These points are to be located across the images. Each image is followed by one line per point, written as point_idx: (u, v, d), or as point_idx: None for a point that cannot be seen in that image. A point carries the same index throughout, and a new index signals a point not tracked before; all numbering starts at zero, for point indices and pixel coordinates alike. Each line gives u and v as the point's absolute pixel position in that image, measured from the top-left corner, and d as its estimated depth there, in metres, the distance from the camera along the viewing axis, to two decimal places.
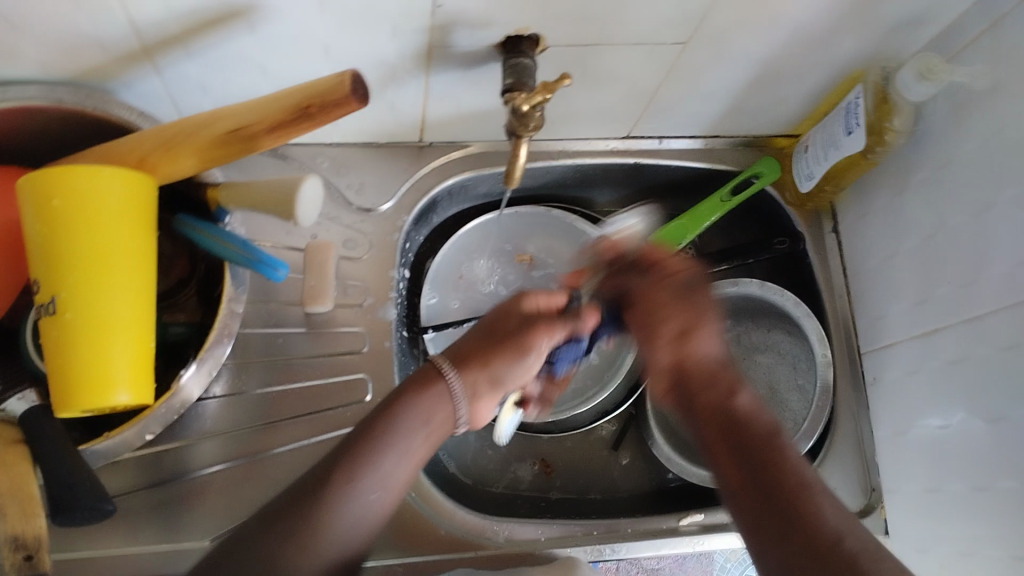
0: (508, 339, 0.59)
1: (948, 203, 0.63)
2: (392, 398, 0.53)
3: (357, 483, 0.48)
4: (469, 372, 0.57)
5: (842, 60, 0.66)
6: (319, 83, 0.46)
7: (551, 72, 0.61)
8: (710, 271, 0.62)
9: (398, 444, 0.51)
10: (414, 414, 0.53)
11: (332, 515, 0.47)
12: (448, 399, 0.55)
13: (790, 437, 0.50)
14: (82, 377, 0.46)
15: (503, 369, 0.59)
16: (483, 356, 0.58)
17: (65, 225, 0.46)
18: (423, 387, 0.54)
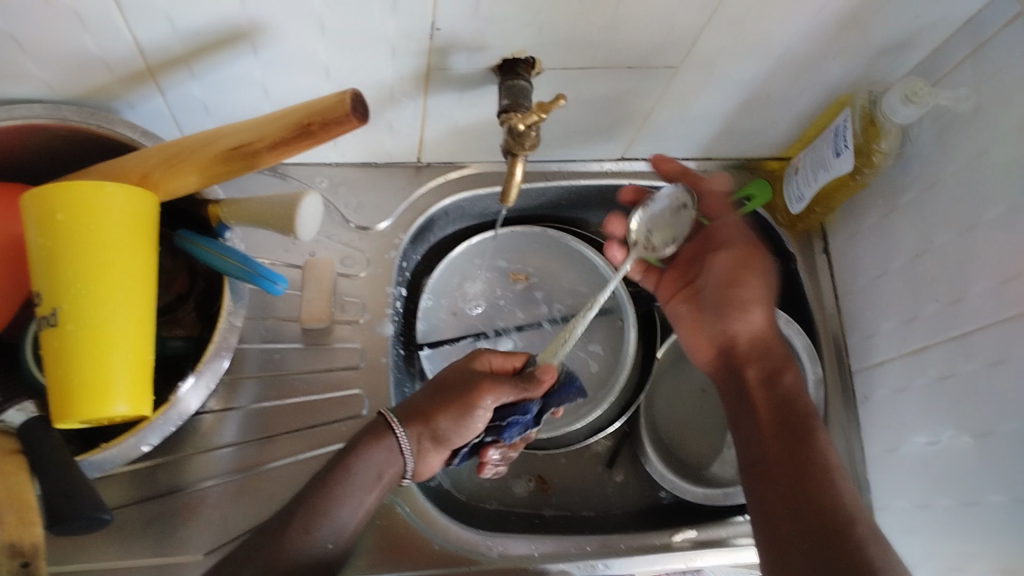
0: (452, 398, 0.59)
1: (934, 223, 0.64)
2: (344, 452, 0.57)
3: (310, 528, 0.52)
4: (414, 426, 0.58)
5: (829, 85, 0.67)
6: (320, 103, 0.47)
7: (547, 94, 0.63)
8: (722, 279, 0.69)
9: (348, 497, 0.55)
10: (364, 470, 0.56)
11: (289, 556, 0.51)
12: (397, 453, 0.58)
13: (798, 454, 0.58)
14: (81, 388, 0.47)
15: (447, 427, 0.59)
16: (429, 412, 0.59)
17: (67, 238, 0.47)
18: (373, 443, 0.57)
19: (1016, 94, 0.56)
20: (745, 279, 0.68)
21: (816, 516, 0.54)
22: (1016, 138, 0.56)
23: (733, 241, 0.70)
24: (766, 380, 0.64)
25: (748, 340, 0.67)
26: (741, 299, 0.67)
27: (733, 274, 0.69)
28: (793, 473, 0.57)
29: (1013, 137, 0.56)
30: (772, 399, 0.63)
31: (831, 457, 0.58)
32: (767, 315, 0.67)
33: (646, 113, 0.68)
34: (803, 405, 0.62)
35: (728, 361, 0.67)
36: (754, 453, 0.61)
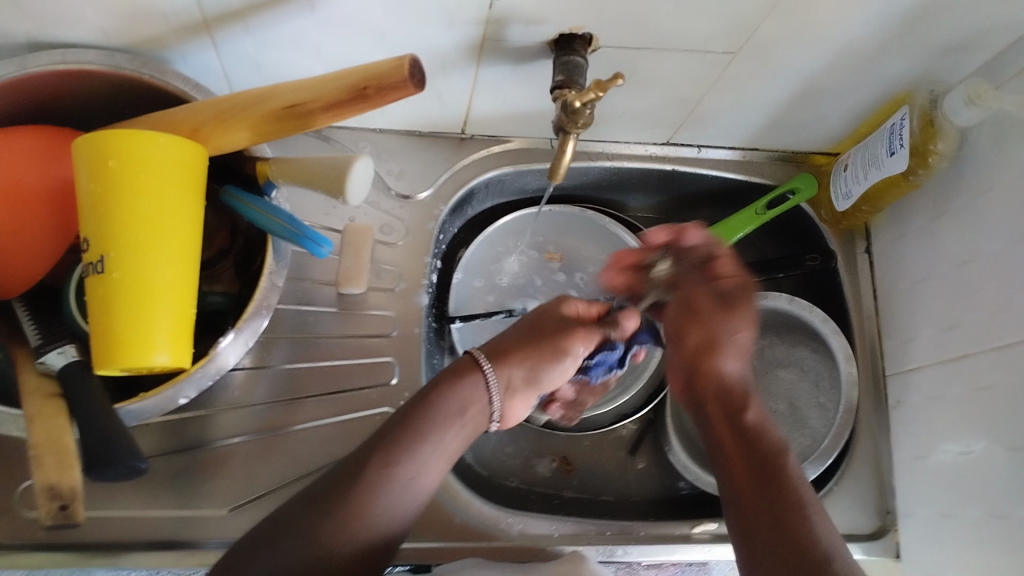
0: (547, 340, 0.61)
1: (985, 231, 0.63)
2: (429, 388, 0.55)
3: (394, 467, 0.50)
4: (506, 367, 0.58)
5: (886, 82, 0.66)
6: (376, 67, 0.46)
7: (600, 74, 0.62)
8: (687, 316, 0.58)
9: (432, 434, 0.52)
10: (449, 404, 0.54)
11: (366, 501, 0.48)
12: (484, 391, 0.57)
13: (768, 490, 0.50)
14: (123, 337, 0.48)
15: (540, 366, 0.60)
16: (519, 351, 0.59)
17: (119, 186, 0.47)
18: (459, 381, 0.56)
19: None
20: (710, 316, 0.57)
21: (785, 547, 0.47)
22: None
23: (690, 276, 0.60)
24: (727, 402, 0.55)
25: (725, 376, 0.57)
26: (695, 336, 0.57)
27: (693, 308, 0.58)
28: (775, 512, 0.49)
29: None
30: (742, 415, 0.54)
31: (811, 495, 0.50)
32: (745, 345, 0.57)
33: (698, 98, 0.67)
34: (772, 441, 0.53)
35: (693, 391, 0.58)
36: (728, 488, 0.52)
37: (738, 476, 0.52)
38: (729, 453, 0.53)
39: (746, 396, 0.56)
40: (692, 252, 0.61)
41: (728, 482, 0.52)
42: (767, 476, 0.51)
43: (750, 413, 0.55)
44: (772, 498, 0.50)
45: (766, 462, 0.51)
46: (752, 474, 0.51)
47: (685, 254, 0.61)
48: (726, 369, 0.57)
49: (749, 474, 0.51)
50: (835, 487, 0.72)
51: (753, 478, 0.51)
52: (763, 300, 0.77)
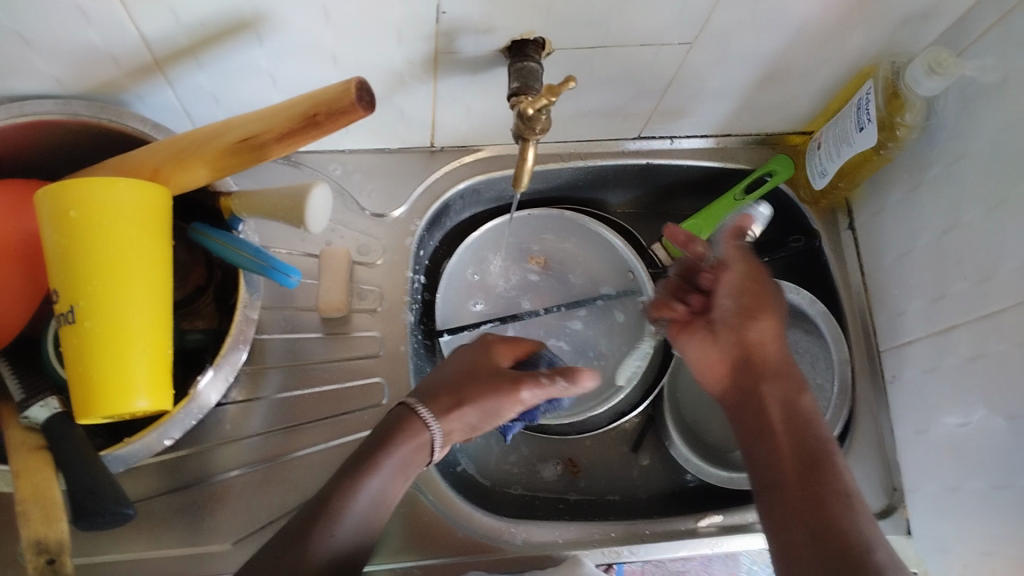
0: (485, 375, 0.59)
1: (963, 197, 0.62)
2: (382, 433, 0.56)
3: (342, 509, 0.51)
4: (449, 414, 0.57)
5: (850, 57, 0.65)
6: (326, 92, 0.46)
7: (559, 75, 0.62)
8: (749, 297, 0.62)
9: (378, 475, 0.53)
10: (396, 457, 0.54)
11: (313, 547, 0.50)
12: (424, 442, 0.56)
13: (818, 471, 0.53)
14: (100, 384, 0.48)
15: (490, 404, 0.58)
16: (450, 406, 0.57)
17: (84, 237, 0.47)
18: (396, 439, 0.55)
19: None
20: (762, 303, 0.61)
21: (831, 523, 0.50)
22: None
23: (738, 254, 0.62)
24: (785, 370, 0.60)
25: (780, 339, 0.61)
26: (759, 329, 0.61)
27: (747, 290, 0.62)
28: (818, 489, 0.52)
29: None
30: (789, 369, 0.60)
31: (854, 486, 0.53)
32: (776, 321, 0.61)
33: (662, 91, 0.66)
34: (820, 429, 0.57)
35: (745, 381, 0.60)
36: (767, 476, 0.55)
37: (785, 462, 0.55)
38: (777, 433, 0.57)
39: (787, 375, 0.59)
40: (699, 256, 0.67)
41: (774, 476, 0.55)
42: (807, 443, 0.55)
43: (793, 369, 0.60)
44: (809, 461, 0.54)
45: (801, 426, 0.56)
46: (806, 444, 0.55)
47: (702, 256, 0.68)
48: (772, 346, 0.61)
49: (798, 463, 0.54)
50: None
51: (800, 448, 0.55)
52: None
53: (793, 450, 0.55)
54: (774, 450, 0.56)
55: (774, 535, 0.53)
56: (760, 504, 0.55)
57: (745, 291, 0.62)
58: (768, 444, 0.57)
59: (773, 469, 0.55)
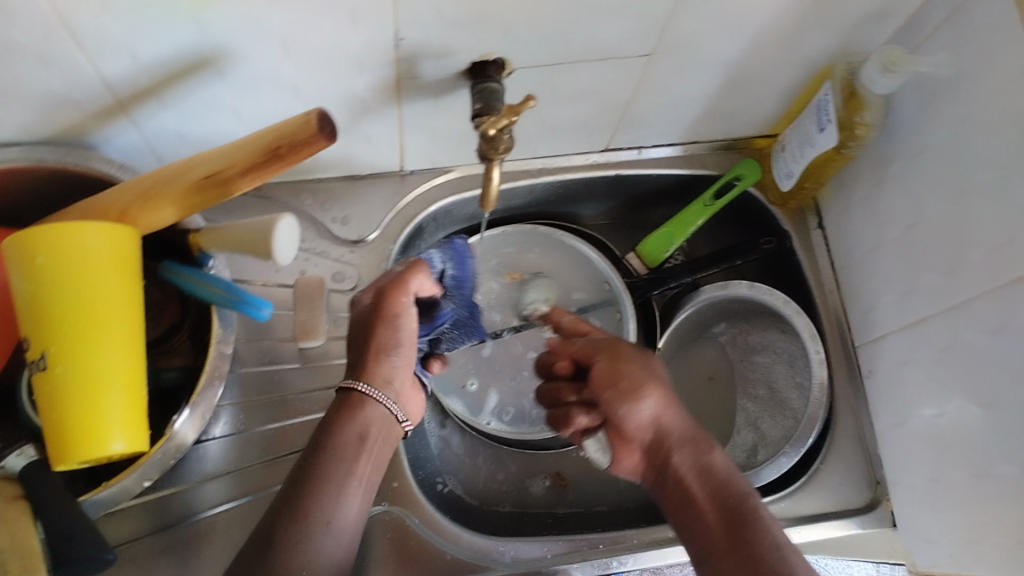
0: (375, 326, 0.56)
1: (926, 191, 0.63)
2: (322, 434, 0.55)
3: (327, 514, 0.51)
4: (376, 368, 0.57)
5: (809, 60, 0.66)
6: (289, 125, 0.46)
7: (522, 93, 0.62)
8: (618, 371, 0.59)
9: (336, 482, 0.53)
10: (346, 445, 0.54)
11: (302, 555, 0.49)
12: (373, 403, 0.56)
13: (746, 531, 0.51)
14: (76, 430, 0.47)
15: (388, 348, 0.57)
16: (373, 357, 0.57)
17: (52, 282, 0.46)
18: (352, 414, 0.56)
19: (1000, 53, 0.54)
20: (638, 371, 0.58)
21: None
22: (1002, 99, 0.55)
23: (596, 343, 0.62)
24: (692, 439, 0.57)
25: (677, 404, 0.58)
26: (648, 399, 0.57)
27: (617, 363, 0.59)
28: (748, 554, 0.50)
29: (999, 98, 0.55)
30: (695, 434, 0.57)
31: (784, 537, 0.50)
32: (657, 392, 0.57)
33: (626, 102, 0.67)
34: (740, 485, 0.55)
35: (657, 458, 0.58)
36: (701, 551, 0.53)
37: (714, 534, 0.52)
38: (699, 504, 0.54)
39: (692, 441, 0.57)
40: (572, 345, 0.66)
41: (707, 550, 0.52)
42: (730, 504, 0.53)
43: (700, 435, 0.57)
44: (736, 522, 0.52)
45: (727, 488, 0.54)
46: (735, 505, 0.53)
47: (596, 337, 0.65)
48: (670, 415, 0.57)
49: (725, 529, 0.52)
50: (822, 467, 0.72)
51: (727, 511, 0.53)
52: (725, 291, 0.77)
53: (726, 511, 0.53)
54: (702, 524, 0.53)
55: None
56: None
57: (616, 368, 0.59)
58: (696, 519, 0.54)
59: (704, 543, 0.53)
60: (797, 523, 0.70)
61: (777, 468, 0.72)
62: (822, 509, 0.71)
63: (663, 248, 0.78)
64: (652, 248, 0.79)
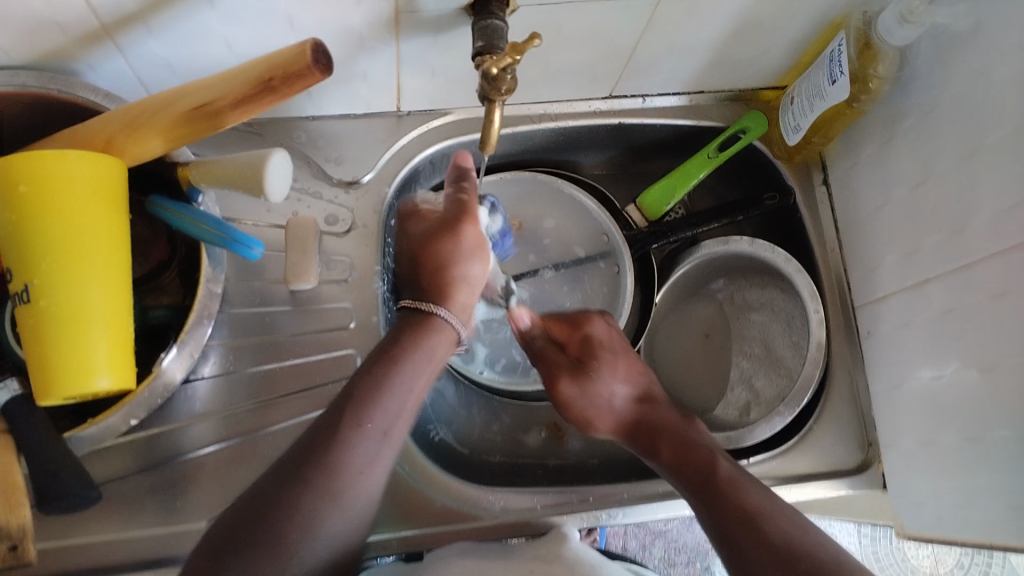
0: (434, 243, 0.59)
1: (936, 149, 0.62)
2: (360, 386, 0.52)
3: (337, 490, 0.48)
4: (437, 288, 0.58)
5: (823, 7, 0.64)
6: (279, 55, 0.44)
7: (525, 32, 0.60)
8: (562, 406, 0.67)
9: (367, 442, 0.50)
10: (381, 414, 0.51)
11: (291, 527, 0.46)
12: (445, 330, 0.57)
13: (688, 466, 0.60)
14: (61, 366, 0.46)
15: (449, 265, 0.58)
16: (431, 277, 0.58)
17: (36, 212, 0.45)
18: (421, 337, 0.56)
19: None
20: (575, 396, 0.67)
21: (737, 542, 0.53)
22: (1021, 54, 0.53)
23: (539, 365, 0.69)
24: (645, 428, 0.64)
25: (623, 401, 0.66)
26: (595, 419, 0.66)
27: (563, 399, 0.67)
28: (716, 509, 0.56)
29: (1017, 54, 0.53)
30: (648, 423, 0.65)
31: (752, 494, 0.56)
32: (600, 407, 0.66)
33: (632, 47, 0.65)
34: (701, 450, 0.60)
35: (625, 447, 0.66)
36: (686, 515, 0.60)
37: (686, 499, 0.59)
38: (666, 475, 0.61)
39: (648, 426, 0.65)
40: (533, 341, 0.70)
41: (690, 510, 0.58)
42: (687, 456, 0.60)
43: (653, 419, 0.65)
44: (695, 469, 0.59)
45: (684, 448, 0.61)
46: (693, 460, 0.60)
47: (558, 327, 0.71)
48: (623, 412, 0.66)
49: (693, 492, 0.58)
50: (814, 426, 0.72)
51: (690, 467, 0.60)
52: (726, 247, 0.77)
53: (690, 465, 0.60)
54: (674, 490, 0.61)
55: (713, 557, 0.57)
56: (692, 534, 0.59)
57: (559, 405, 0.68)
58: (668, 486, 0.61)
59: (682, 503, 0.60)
60: (788, 481, 0.70)
61: (771, 427, 0.72)
62: (815, 470, 0.71)
63: (663, 204, 0.76)
64: (655, 199, 0.76)
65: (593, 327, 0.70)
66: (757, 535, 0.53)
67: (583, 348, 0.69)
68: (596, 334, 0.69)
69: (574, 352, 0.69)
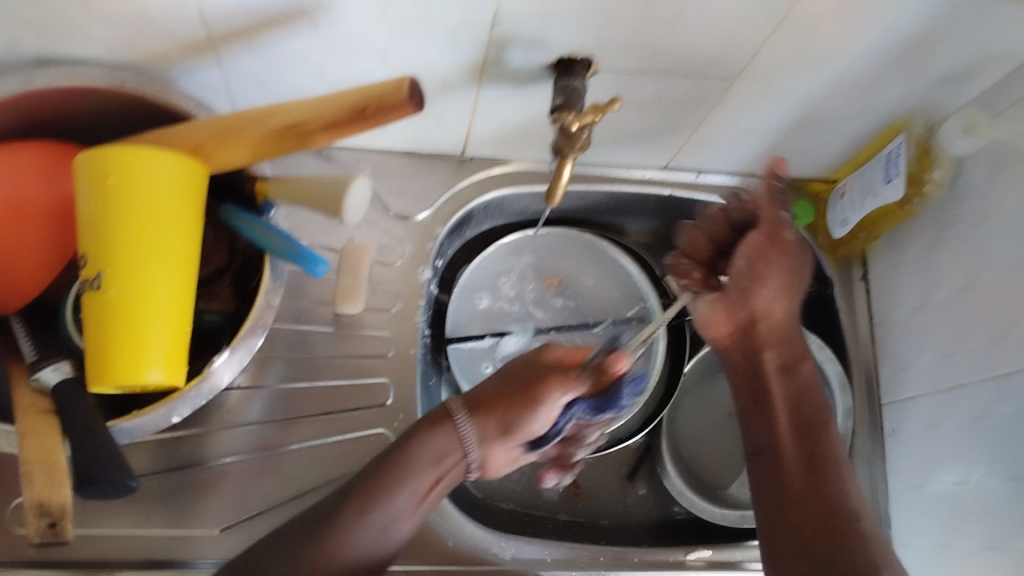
0: (521, 391, 0.58)
1: (984, 258, 0.63)
2: (408, 434, 0.55)
3: (365, 520, 0.51)
4: (479, 418, 0.57)
5: (885, 108, 0.66)
6: (378, 87, 0.47)
7: (602, 96, 0.62)
8: (754, 266, 0.65)
9: (403, 486, 0.53)
10: (424, 455, 0.54)
11: (331, 555, 0.49)
12: (457, 445, 0.56)
13: (814, 488, 0.58)
14: (117, 355, 0.47)
15: (515, 417, 0.58)
16: (482, 409, 0.58)
17: (118, 205, 0.46)
18: (433, 434, 0.56)
19: None
20: (744, 269, 0.66)
21: (818, 493, 0.57)
22: None
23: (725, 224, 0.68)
24: (760, 406, 0.64)
25: (770, 323, 0.66)
26: (767, 291, 0.66)
27: (757, 250, 0.65)
28: (813, 472, 0.59)
29: None
30: (791, 415, 0.63)
31: (858, 491, 0.59)
32: (781, 284, 0.66)
33: (697, 124, 0.67)
34: (813, 401, 0.64)
35: (750, 343, 0.66)
36: (753, 441, 0.63)
37: (781, 438, 0.62)
38: (777, 412, 0.63)
39: (785, 345, 0.66)
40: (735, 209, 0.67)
41: (769, 441, 0.62)
42: (835, 533, 0.55)
43: (778, 408, 0.63)
44: (831, 540, 0.54)
45: (816, 460, 0.60)
46: (792, 477, 0.59)
47: (733, 232, 0.67)
48: (775, 394, 0.64)
49: (796, 452, 0.60)
50: None
51: (801, 459, 0.60)
52: None
53: (793, 500, 0.58)
54: (767, 417, 0.63)
55: (761, 509, 0.59)
56: (749, 464, 0.62)
57: (765, 250, 0.65)
58: (768, 418, 0.63)
59: (759, 436, 0.63)
60: None
61: None
62: None
63: None
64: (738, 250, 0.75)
65: (773, 234, 0.65)
66: (834, 510, 0.56)
67: (749, 255, 0.65)
68: (767, 245, 0.65)
69: (740, 272, 0.66)
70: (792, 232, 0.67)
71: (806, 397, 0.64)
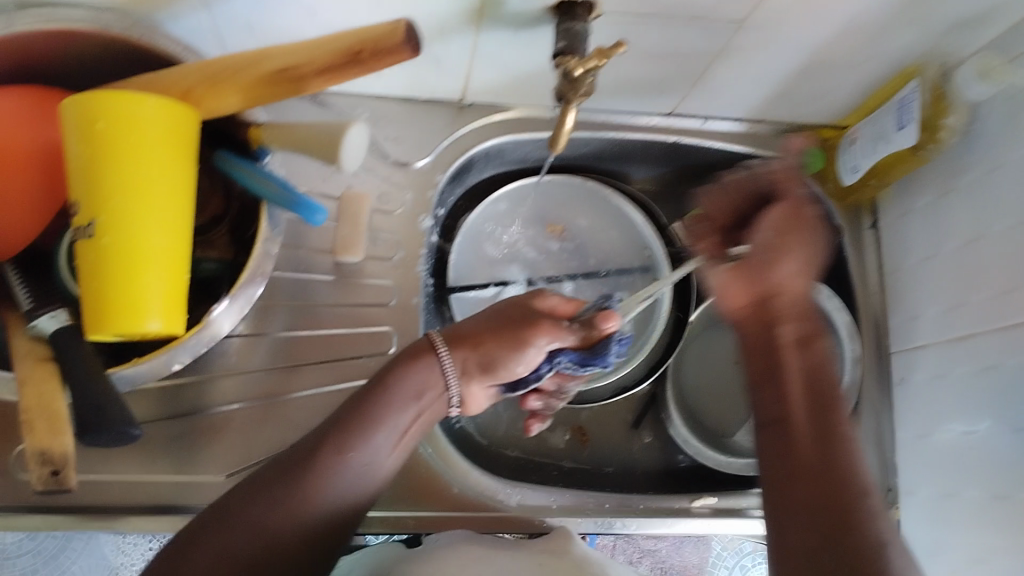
0: (509, 328, 0.57)
1: (996, 207, 0.62)
2: (384, 370, 0.54)
3: (342, 462, 0.49)
4: (460, 351, 0.56)
5: (899, 51, 0.64)
6: (373, 30, 0.46)
7: (607, 40, 0.60)
8: (772, 246, 0.59)
9: (384, 423, 0.52)
10: (402, 390, 0.53)
11: (313, 493, 0.48)
12: (438, 375, 0.55)
13: (830, 486, 0.46)
14: (112, 304, 0.47)
15: (498, 355, 0.56)
16: (468, 344, 0.56)
17: (113, 150, 0.46)
18: (413, 367, 0.54)
19: None
20: (785, 229, 0.60)
21: (829, 493, 0.46)
22: None
23: (727, 205, 0.65)
24: (770, 379, 0.53)
25: (789, 297, 0.57)
26: (788, 267, 0.58)
27: (789, 224, 0.61)
28: (826, 453, 0.48)
29: None
30: (803, 390, 0.52)
31: (870, 480, 0.47)
32: (801, 263, 0.59)
33: (703, 68, 0.65)
34: (829, 376, 0.53)
35: (767, 314, 0.56)
36: (771, 409, 0.52)
37: (793, 409, 0.51)
38: (791, 387, 0.52)
39: (802, 318, 0.56)
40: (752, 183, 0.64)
41: (779, 410, 0.51)
42: (843, 520, 0.45)
43: (791, 383, 0.52)
44: (842, 516, 0.45)
45: (828, 434, 0.49)
46: (801, 472, 0.48)
47: (750, 205, 0.64)
48: (790, 368, 0.53)
49: (812, 437, 0.49)
50: None
51: (813, 440, 0.49)
52: None
53: (800, 474, 0.48)
54: (784, 391, 0.52)
55: (768, 488, 0.49)
56: (760, 435, 0.52)
57: (789, 224, 0.61)
58: (780, 387, 0.52)
59: (774, 408, 0.52)
60: None
61: None
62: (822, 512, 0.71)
63: None
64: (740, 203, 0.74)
65: (794, 210, 0.62)
66: (860, 518, 0.45)
67: (771, 227, 0.60)
68: (789, 219, 0.61)
69: (763, 241, 0.60)
70: (813, 210, 0.64)
71: (821, 370, 0.54)
